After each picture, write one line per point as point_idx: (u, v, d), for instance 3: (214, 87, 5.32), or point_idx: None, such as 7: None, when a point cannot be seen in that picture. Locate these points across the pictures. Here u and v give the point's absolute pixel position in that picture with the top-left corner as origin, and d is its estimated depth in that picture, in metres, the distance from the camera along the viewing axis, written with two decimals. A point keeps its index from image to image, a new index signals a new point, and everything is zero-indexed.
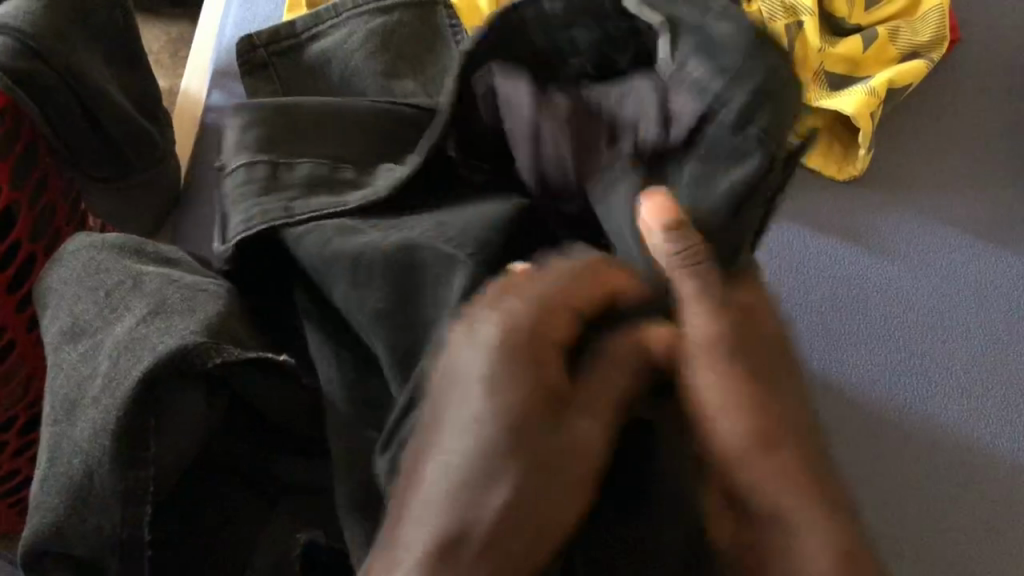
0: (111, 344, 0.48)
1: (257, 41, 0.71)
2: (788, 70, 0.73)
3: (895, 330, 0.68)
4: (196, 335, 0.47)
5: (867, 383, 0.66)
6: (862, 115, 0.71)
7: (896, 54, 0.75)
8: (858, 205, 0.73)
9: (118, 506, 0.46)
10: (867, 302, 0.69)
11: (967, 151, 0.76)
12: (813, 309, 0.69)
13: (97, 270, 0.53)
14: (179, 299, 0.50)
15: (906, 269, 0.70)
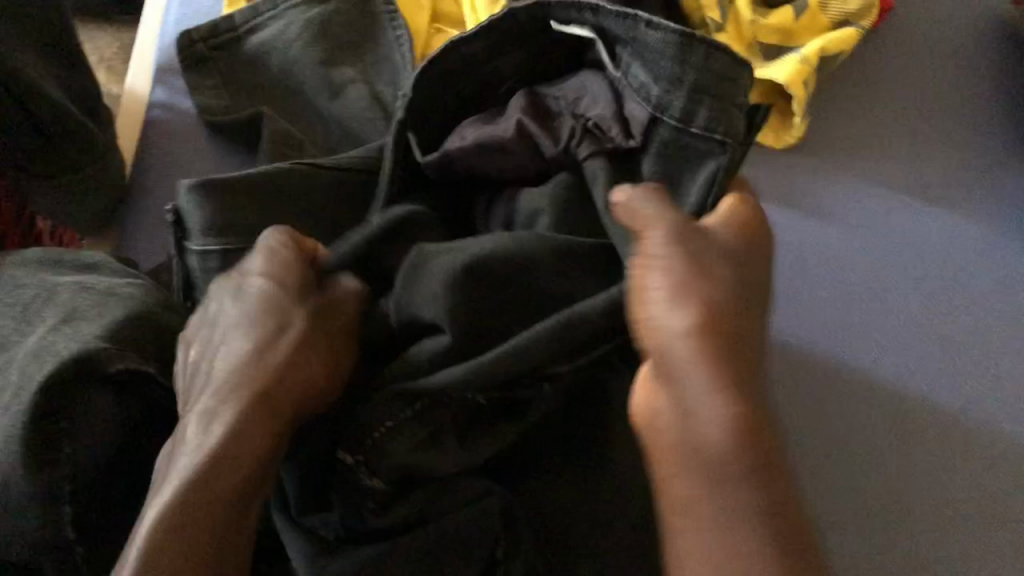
0: (20, 355, 0.48)
1: (197, 37, 0.73)
2: (723, 43, 0.74)
3: (847, 294, 0.69)
4: (100, 339, 0.48)
5: (823, 343, 0.67)
6: (794, 82, 0.72)
7: (827, 22, 0.77)
8: (804, 173, 0.75)
9: (37, 509, 0.45)
10: (818, 266, 0.71)
11: (901, 117, 0.78)
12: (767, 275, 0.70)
13: (13, 288, 0.54)
14: (88, 306, 0.51)
15: (854, 233, 0.72)
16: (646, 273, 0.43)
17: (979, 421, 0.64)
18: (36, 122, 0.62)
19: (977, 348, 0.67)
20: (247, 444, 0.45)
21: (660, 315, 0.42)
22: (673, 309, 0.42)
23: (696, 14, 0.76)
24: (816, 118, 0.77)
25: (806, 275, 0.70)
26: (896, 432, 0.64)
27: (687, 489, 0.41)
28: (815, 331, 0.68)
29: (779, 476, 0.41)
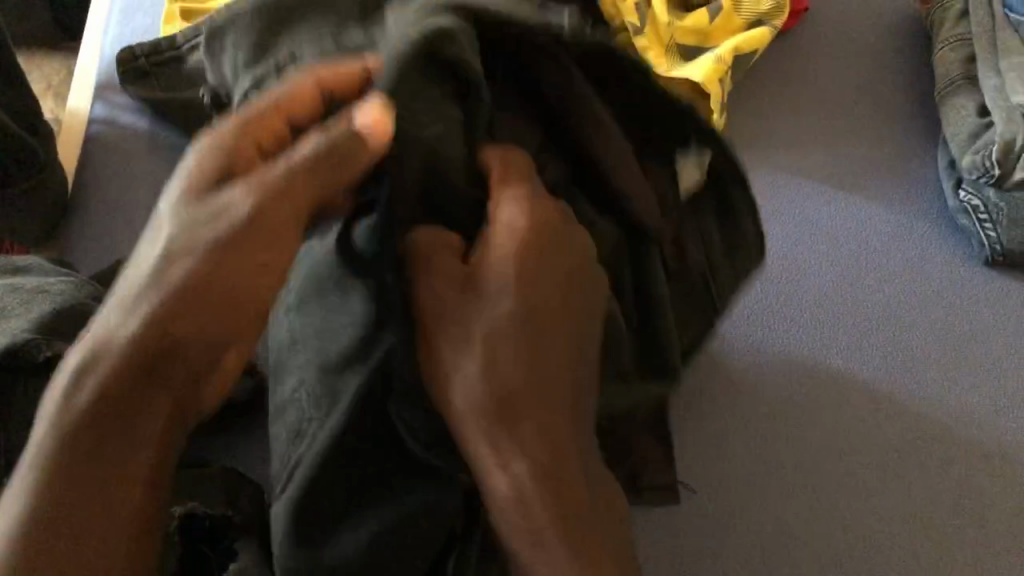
0: None
1: (139, 52, 0.75)
2: (642, 46, 0.78)
3: (786, 283, 0.73)
4: (26, 332, 0.50)
5: (832, 356, 0.70)
6: (710, 81, 0.76)
7: (741, 23, 0.81)
8: (790, 194, 0.77)
9: None
10: (812, 282, 0.73)
11: (816, 113, 0.82)
12: (763, 298, 0.73)
13: None
14: (18, 303, 0.53)
15: (842, 248, 0.75)
16: (440, 295, 0.48)
17: (991, 415, 0.68)
18: None
19: (905, 332, 0.71)
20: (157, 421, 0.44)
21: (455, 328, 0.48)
22: (461, 336, 0.47)
23: (616, 19, 0.79)
24: (734, 116, 0.81)
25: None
26: (821, 410, 0.68)
27: (511, 484, 0.45)
28: (821, 346, 0.70)
29: (570, 462, 0.47)
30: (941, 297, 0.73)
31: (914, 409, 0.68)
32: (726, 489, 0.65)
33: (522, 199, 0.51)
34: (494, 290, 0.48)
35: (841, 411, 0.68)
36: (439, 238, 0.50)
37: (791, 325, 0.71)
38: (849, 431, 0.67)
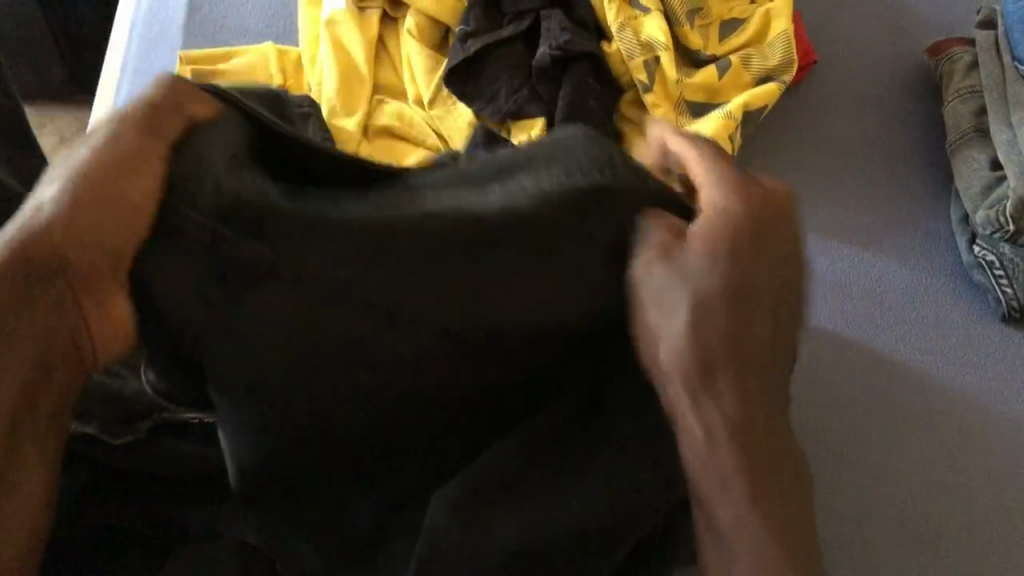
0: None
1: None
2: (651, 103, 0.78)
3: (850, 329, 0.73)
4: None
5: (903, 374, 0.71)
6: (720, 136, 0.76)
7: (750, 79, 0.81)
8: (853, 215, 0.79)
9: None
10: (882, 299, 0.74)
11: (829, 163, 0.82)
12: (835, 313, 0.74)
13: None
14: None
15: (911, 268, 0.76)
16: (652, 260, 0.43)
17: None
18: None
19: (932, 378, 0.71)
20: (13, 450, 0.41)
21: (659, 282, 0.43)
22: (671, 303, 0.42)
23: (626, 76, 0.79)
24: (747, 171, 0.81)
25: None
26: (858, 467, 0.67)
27: (702, 428, 0.42)
28: (892, 363, 0.71)
29: (765, 420, 0.43)
30: (963, 340, 0.72)
31: (950, 454, 0.67)
32: None
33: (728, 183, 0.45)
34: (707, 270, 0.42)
35: (912, 429, 0.68)
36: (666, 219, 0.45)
37: (862, 341, 0.72)
38: (919, 451, 0.67)
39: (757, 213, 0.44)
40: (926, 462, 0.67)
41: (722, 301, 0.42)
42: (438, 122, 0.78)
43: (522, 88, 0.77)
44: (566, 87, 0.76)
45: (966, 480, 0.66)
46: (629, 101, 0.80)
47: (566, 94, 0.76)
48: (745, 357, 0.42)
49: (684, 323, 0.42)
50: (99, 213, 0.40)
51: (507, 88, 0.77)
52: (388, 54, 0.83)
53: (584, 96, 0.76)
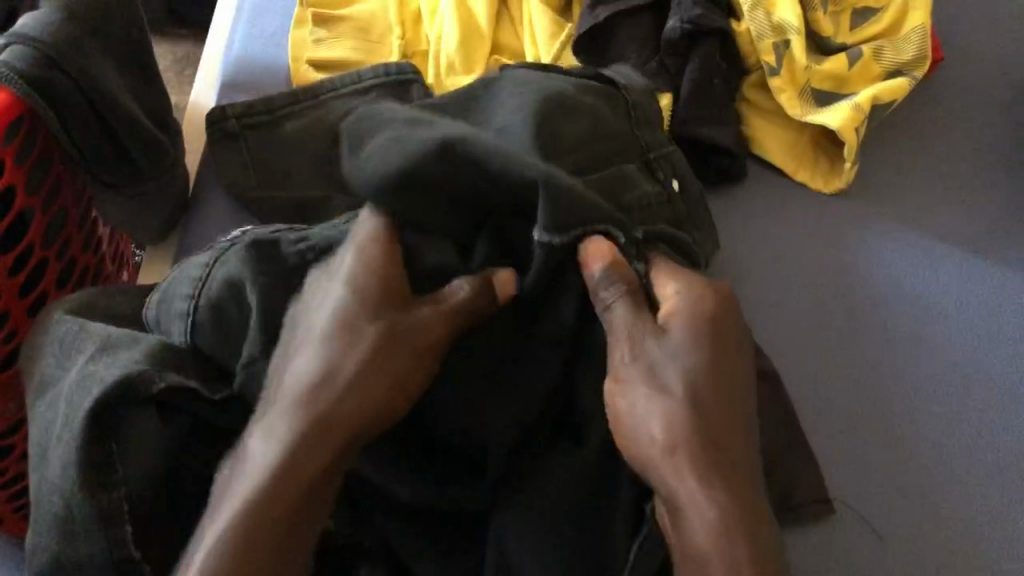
0: (68, 388, 0.50)
1: (229, 113, 0.72)
2: (777, 87, 0.76)
3: (924, 319, 0.70)
4: (139, 364, 0.50)
5: (973, 372, 0.68)
6: (846, 129, 0.74)
7: (880, 71, 0.78)
8: (943, 208, 0.76)
9: (99, 532, 0.48)
10: (959, 297, 0.71)
11: (951, 164, 0.79)
12: (910, 299, 0.71)
13: (57, 341, 0.55)
14: (125, 335, 0.53)
15: (992, 267, 0.73)
16: None
17: None
18: (110, 130, 0.64)
19: (944, 380, 0.67)
20: None
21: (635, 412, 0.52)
22: None
23: (752, 57, 0.77)
24: (866, 166, 0.78)
25: (767, 297, 0.71)
26: (876, 449, 0.64)
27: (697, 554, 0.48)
28: (962, 358, 0.68)
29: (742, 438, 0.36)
30: (989, 344, 0.69)
31: (948, 446, 0.64)
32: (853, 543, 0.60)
33: None
34: (661, 443, 0.50)
35: (983, 428, 0.65)
36: None
37: (930, 331, 0.69)
38: (987, 452, 0.64)
39: None
40: (935, 464, 0.63)
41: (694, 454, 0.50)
42: None
43: (650, 61, 0.75)
44: (694, 63, 0.74)
45: (974, 482, 0.63)
46: (753, 84, 0.78)
47: (692, 71, 0.74)
48: None
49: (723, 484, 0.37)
50: None
51: (633, 61, 0.75)
52: (510, 14, 0.81)
53: (709, 76, 0.74)
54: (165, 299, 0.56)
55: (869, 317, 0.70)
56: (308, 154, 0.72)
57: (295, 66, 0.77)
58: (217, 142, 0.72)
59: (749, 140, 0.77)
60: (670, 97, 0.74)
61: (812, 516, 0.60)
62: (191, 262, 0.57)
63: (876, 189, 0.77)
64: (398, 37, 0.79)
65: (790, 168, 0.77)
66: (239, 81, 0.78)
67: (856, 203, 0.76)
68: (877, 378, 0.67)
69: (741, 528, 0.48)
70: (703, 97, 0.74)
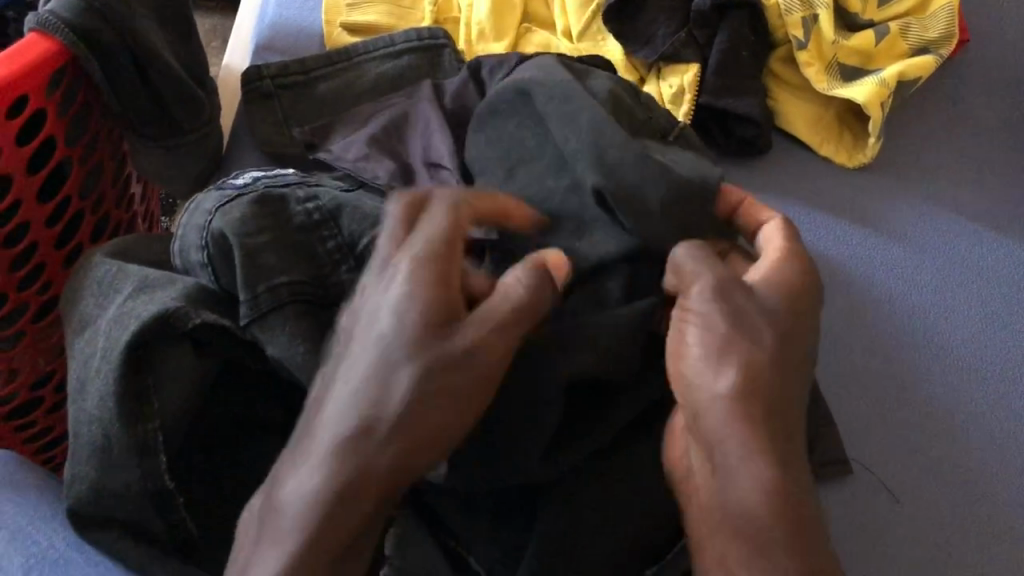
0: (107, 325, 0.51)
1: (264, 73, 0.73)
2: (804, 61, 0.76)
3: (943, 295, 0.71)
4: (176, 300, 0.51)
5: (990, 348, 0.68)
6: (873, 103, 0.74)
7: (906, 48, 0.79)
8: (965, 184, 0.77)
9: (136, 463, 0.49)
10: (979, 274, 0.72)
11: (974, 141, 0.79)
12: (930, 275, 0.72)
13: (91, 283, 0.56)
14: (161, 277, 0.54)
15: (1012, 244, 0.74)
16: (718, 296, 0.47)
17: None
18: (149, 81, 0.65)
19: (967, 350, 0.68)
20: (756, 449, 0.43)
21: (689, 341, 0.46)
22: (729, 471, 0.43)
23: (780, 31, 0.77)
24: (890, 142, 0.79)
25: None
26: (890, 422, 0.65)
27: (760, 482, 0.42)
28: (979, 334, 0.69)
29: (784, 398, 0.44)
30: (1008, 321, 0.70)
31: (965, 418, 0.65)
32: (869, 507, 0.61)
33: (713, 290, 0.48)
34: (730, 373, 0.44)
35: (999, 402, 0.65)
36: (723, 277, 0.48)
37: (948, 308, 0.70)
38: (1003, 424, 0.65)
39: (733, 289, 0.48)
40: (953, 432, 0.64)
41: (741, 406, 0.43)
42: (586, 57, 0.78)
43: (679, 31, 0.76)
44: (722, 35, 0.75)
45: (988, 454, 0.63)
46: (780, 58, 0.79)
47: (720, 43, 0.75)
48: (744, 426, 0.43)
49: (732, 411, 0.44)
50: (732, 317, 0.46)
51: (663, 31, 0.76)
52: None
53: (737, 47, 0.75)
54: (183, 245, 0.56)
55: (887, 292, 0.71)
56: (340, 114, 0.73)
57: (329, 29, 0.79)
58: (252, 100, 0.73)
59: (773, 114, 0.78)
60: (696, 66, 0.75)
61: (829, 475, 0.61)
62: (198, 207, 0.57)
63: (899, 164, 0.78)
64: (431, 2, 0.80)
65: (814, 142, 0.77)
66: (275, 44, 0.79)
67: (879, 177, 0.77)
68: (895, 352, 0.68)
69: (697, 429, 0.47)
70: (730, 68, 0.75)
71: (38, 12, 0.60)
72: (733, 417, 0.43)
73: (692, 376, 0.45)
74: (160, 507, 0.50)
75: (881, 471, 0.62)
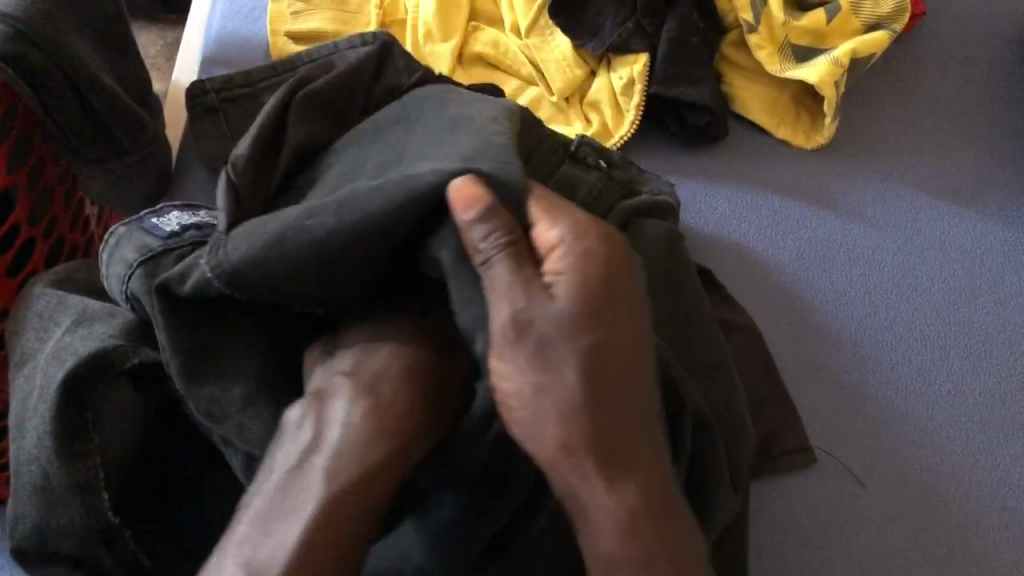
0: (44, 360, 0.51)
1: (209, 87, 0.72)
2: (756, 44, 0.76)
3: (902, 279, 0.70)
4: (114, 337, 0.50)
5: (946, 331, 0.67)
6: (825, 84, 0.73)
7: (859, 25, 0.78)
8: (923, 158, 0.76)
9: (78, 500, 0.49)
10: (942, 255, 0.71)
11: (931, 115, 0.79)
12: (888, 259, 0.71)
13: (27, 318, 0.55)
14: (100, 310, 0.54)
15: (971, 221, 0.73)
16: (522, 323, 0.44)
17: None
18: (86, 103, 0.64)
19: (922, 331, 0.67)
20: (627, 492, 0.43)
21: (518, 395, 0.43)
22: (575, 473, 0.43)
23: (730, 15, 0.77)
24: (846, 121, 0.78)
25: (745, 256, 0.71)
26: (848, 409, 0.64)
27: (617, 508, 0.43)
28: (936, 317, 0.68)
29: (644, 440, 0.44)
30: (967, 302, 0.69)
31: (923, 403, 0.64)
32: (836, 494, 0.60)
33: (587, 236, 0.45)
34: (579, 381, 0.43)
35: (960, 385, 0.65)
36: (550, 276, 0.45)
37: (907, 292, 0.69)
38: (961, 407, 0.64)
39: (601, 282, 0.44)
40: (910, 416, 0.63)
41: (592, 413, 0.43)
42: (535, 52, 0.76)
43: (627, 21, 0.75)
44: (670, 22, 0.74)
45: (948, 436, 0.63)
46: (732, 43, 0.78)
47: (669, 31, 0.74)
48: (621, 471, 0.43)
49: (574, 373, 0.43)
50: (601, 315, 0.44)
51: (610, 22, 0.75)
52: None
53: (687, 34, 0.74)
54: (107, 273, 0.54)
55: (839, 277, 0.70)
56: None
57: (275, 38, 0.77)
58: (197, 117, 0.72)
59: (729, 100, 0.77)
60: (646, 56, 0.74)
61: (790, 465, 0.61)
62: (116, 250, 0.54)
63: (857, 141, 0.77)
64: (375, 7, 0.79)
65: (771, 126, 0.77)
66: (220, 56, 0.78)
67: (837, 158, 0.76)
68: (849, 336, 0.67)
69: (651, 489, 0.44)
70: (681, 55, 0.74)
71: None
72: (573, 453, 0.43)
73: (523, 418, 0.44)
74: (108, 544, 0.50)
75: (846, 457, 0.62)
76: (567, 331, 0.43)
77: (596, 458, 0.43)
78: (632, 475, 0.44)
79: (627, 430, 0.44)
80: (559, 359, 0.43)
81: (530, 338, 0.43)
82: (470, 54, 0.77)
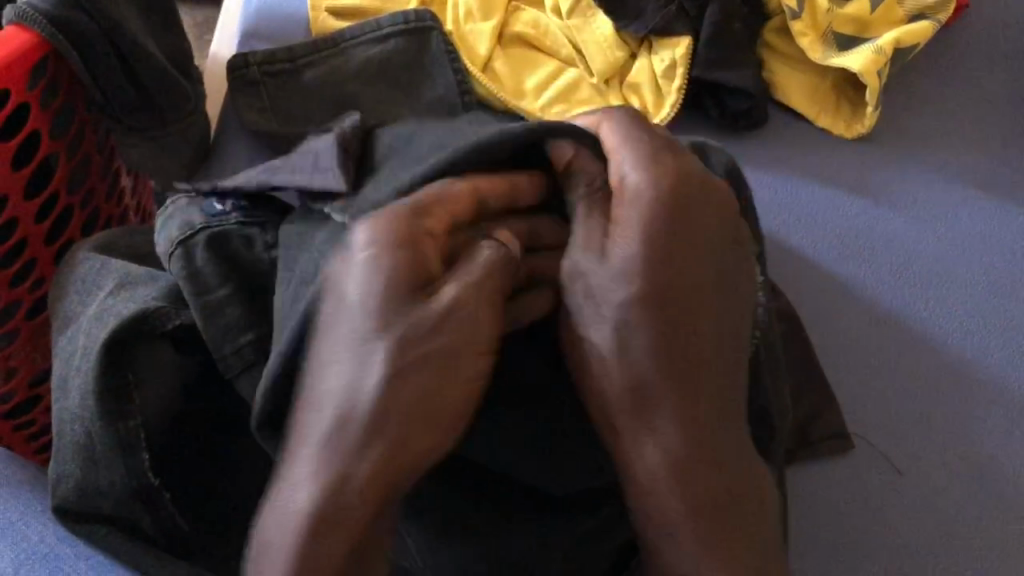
0: (86, 322, 0.51)
1: (251, 60, 0.72)
2: (798, 31, 0.75)
3: (936, 265, 0.69)
4: (156, 299, 0.50)
5: (973, 318, 0.67)
6: (869, 72, 0.73)
7: (903, 15, 0.77)
8: (964, 148, 0.76)
9: (119, 459, 0.49)
10: (979, 243, 0.71)
11: (974, 106, 0.78)
12: (925, 245, 0.70)
13: (71, 281, 0.55)
14: (143, 273, 0.53)
15: (1002, 212, 0.72)
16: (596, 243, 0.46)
17: None
18: (131, 70, 0.64)
19: (956, 317, 0.67)
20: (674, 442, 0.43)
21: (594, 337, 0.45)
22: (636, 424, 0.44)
23: (774, 1, 0.77)
24: (888, 110, 0.78)
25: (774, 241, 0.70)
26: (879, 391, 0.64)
27: (648, 464, 0.43)
28: (965, 305, 0.67)
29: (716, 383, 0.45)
30: (997, 293, 0.68)
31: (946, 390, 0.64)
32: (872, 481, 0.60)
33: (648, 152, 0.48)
34: (618, 273, 0.45)
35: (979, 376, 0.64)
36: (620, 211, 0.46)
37: (941, 278, 0.69)
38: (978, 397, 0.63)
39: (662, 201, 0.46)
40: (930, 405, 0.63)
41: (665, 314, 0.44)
42: (576, 34, 0.76)
43: (669, 5, 0.75)
44: (713, 7, 0.74)
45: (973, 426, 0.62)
46: (774, 30, 0.78)
47: (713, 15, 0.74)
48: (678, 412, 0.44)
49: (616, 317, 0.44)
50: (643, 228, 0.46)
51: (653, 6, 0.75)
52: None
53: (730, 19, 0.74)
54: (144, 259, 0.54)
55: (872, 262, 0.69)
56: (329, 101, 0.72)
57: (315, 14, 0.77)
58: (238, 89, 0.72)
59: (770, 88, 0.77)
60: (688, 40, 0.74)
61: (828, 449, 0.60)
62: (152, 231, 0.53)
63: (898, 130, 0.77)
64: None
65: (811, 114, 0.76)
66: (261, 28, 0.78)
67: (877, 147, 0.76)
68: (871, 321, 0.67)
69: (713, 441, 0.44)
70: (724, 39, 0.74)
71: (15, 3, 0.59)
72: (627, 399, 0.44)
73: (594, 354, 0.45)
74: (147, 505, 0.50)
75: (883, 443, 0.62)
76: (634, 254, 0.45)
77: (635, 409, 0.43)
78: (696, 434, 0.44)
79: (699, 367, 0.44)
80: (605, 282, 0.45)
81: (594, 273, 0.45)
82: (512, 35, 0.78)
